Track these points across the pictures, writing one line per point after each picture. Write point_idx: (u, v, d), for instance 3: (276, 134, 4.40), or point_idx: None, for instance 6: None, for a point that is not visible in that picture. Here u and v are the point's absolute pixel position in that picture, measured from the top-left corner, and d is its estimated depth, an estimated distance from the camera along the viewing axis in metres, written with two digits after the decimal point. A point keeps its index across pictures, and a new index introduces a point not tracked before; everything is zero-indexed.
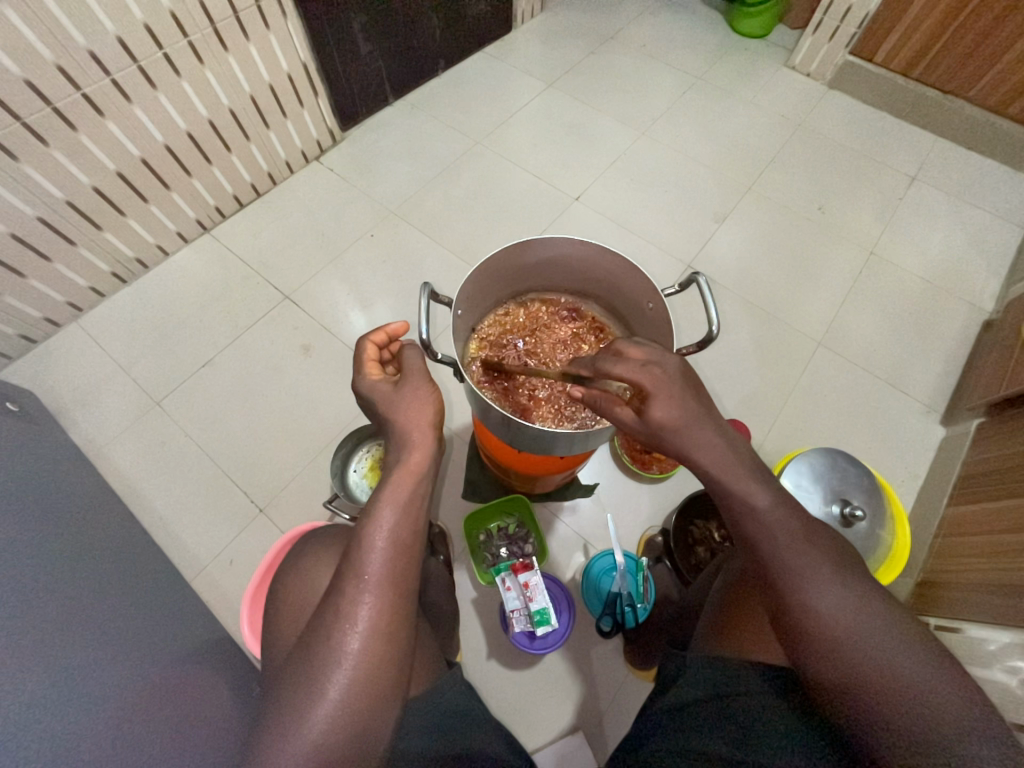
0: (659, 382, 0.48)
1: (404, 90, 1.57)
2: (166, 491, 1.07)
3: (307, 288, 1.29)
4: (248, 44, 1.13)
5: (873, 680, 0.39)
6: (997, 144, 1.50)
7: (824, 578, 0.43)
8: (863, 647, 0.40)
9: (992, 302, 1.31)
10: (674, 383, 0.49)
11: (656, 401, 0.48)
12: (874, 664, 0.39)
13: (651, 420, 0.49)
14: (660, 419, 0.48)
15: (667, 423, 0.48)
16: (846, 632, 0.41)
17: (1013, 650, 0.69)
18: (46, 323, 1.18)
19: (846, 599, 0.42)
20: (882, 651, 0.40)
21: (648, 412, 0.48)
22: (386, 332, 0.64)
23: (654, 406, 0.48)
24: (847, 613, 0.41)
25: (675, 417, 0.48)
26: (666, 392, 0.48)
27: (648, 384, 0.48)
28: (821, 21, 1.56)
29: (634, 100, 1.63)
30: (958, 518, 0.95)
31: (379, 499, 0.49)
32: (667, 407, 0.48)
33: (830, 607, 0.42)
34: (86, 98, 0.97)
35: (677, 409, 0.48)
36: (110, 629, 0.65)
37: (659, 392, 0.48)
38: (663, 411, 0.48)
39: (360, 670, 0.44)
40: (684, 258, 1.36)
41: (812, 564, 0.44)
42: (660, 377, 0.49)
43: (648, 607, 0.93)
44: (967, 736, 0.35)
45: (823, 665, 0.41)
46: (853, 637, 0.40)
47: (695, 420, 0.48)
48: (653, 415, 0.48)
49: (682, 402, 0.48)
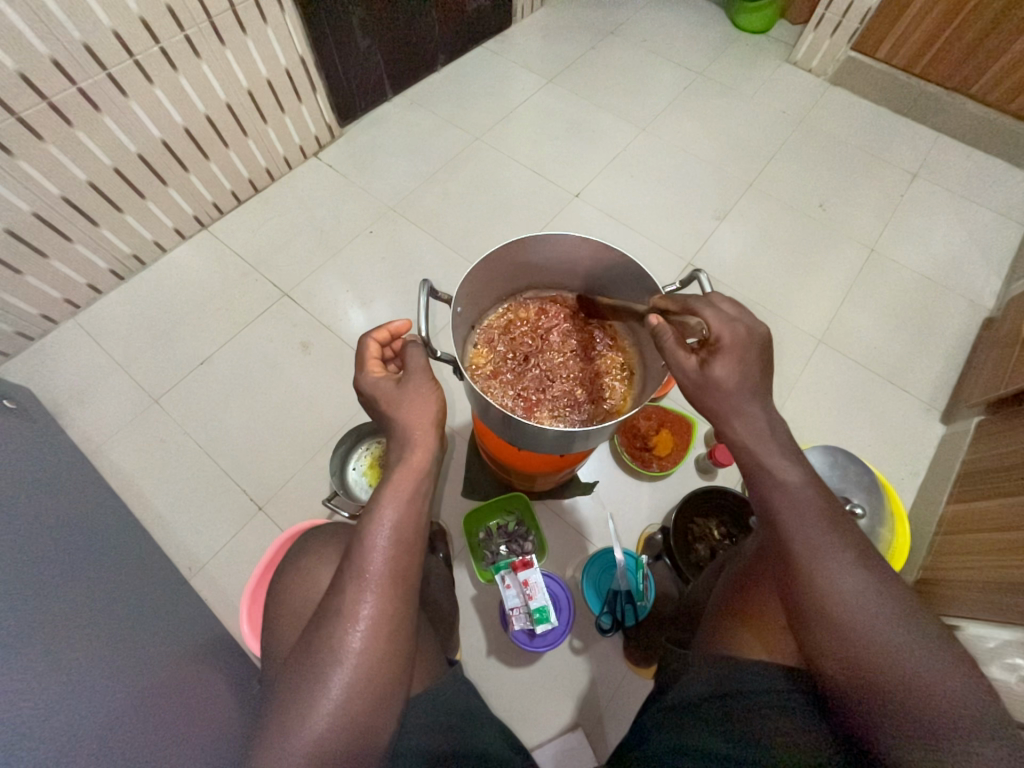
0: (736, 343, 0.53)
1: (404, 85, 1.56)
2: (165, 489, 1.07)
3: (306, 285, 1.28)
4: (246, 39, 1.12)
5: (883, 681, 0.39)
6: (997, 142, 1.50)
7: (845, 562, 0.44)
8: (869, 636, 0.40)
9: (993, 300, 1.31)
10: (747, 351, 0.53)
11: (724, 358, 0.53)
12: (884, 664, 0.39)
13: (711, 374, 0.53)
14: (719, 376, 0.52)
15: (723, 382, 0.52)
16: (852, 619, 0.42)
17: (1013, 649, 0.69)
18: (44, 319, 1.18)
19: (865, 587, 0.43)
20: (891, 651, 0.40)
21: (711, 366, 0.53)
22: (388, 331, 0.64)
23: (720, 361, 0.52)
24: (856, 598, 0.42)
25: (733, 381, 0.52)
26: (737, 355, 0.53)
27: (728, 338, 0.53)
28: (823, 16, 1.55)
29: (634, 95, 1.62)
30: (958, 516, 0.96)
31: (380, 498, 0.49)
32: (729, 366, 0.52)
33: (847, 589, 0.43)
34: (83, 93, 0.96)
35: (737, 373, 0.52)
36: (107, 628, 0.65)
37: (730, 352, 0.53)
38: (724, 371, 0.52)
39: (360, 667, 0.43)
40: (684, 255, 1.36)
41: (833, 547, 0.45)
42: (738, 338, 0.53)
43: (648, 606, 0.93)
44: (973, 733, 0.35)
45: (831, 647, 0.42)
46: (857, 620, 0.41)
47: (746, 390, 0.52)
48: (714, 369, 0.52)
49: (745, 370, 0.52)
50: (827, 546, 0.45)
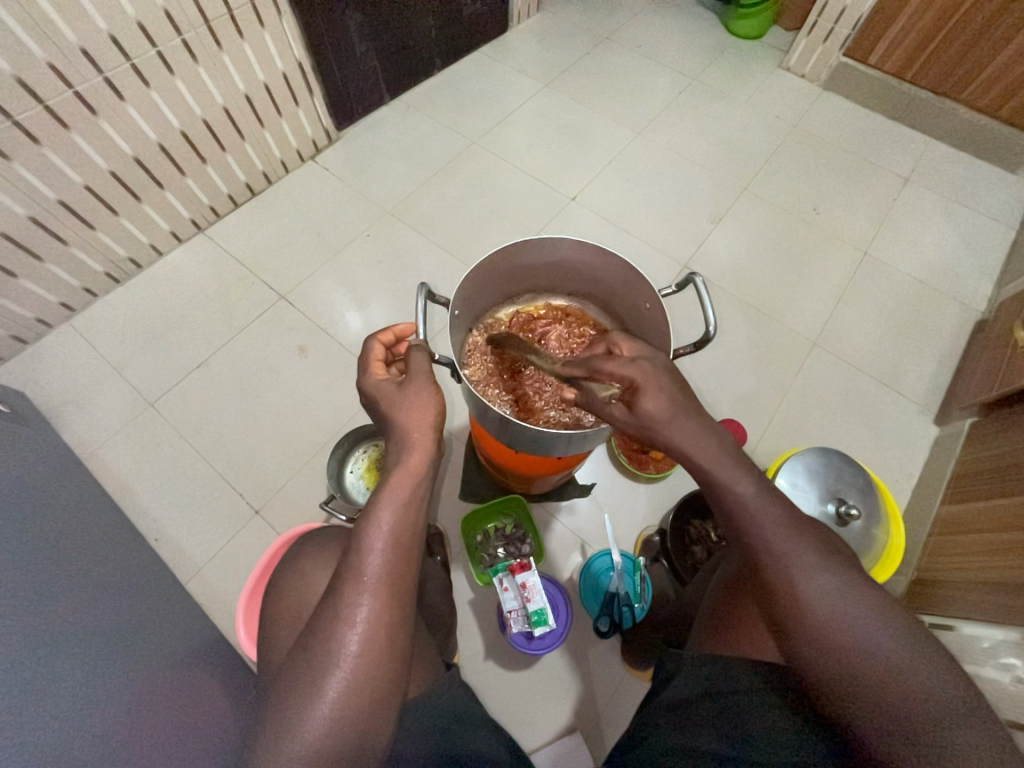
0: (648, 377, 0.51)
1: (401, 89, 1.57)
2: (161, 493, 1.06)
3: (303, 288, 1.28)
4: (242, 43, 1.12)
5: (881, 688, 0.39)
6: (989, 145, 1.51)
7: (810, 565, 0.44)
8: (859, 639, 0.40)
9: (984, 302, 1.33)
10: (662, 378, 0.51)
11: (646, 392, 0.50)
12: (881, 670, 0.39)
13: (641, 412, 0.50)
14: (650, 410, 0.49)
15: (657, 415, 0.49)
16: (843, 622, 0.41)
17: (1006, 648, 0.70)
18: (38, 323, 1.17)
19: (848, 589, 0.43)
20: (887, 658, 0.39)
21: (637, 404, 0.50)
22: (393, 333, 0.65)
23: (644, 398, 0.50)
24: (845, 604, 0.42)
25: (664, 410, 0.49)
26: (655, 385, 0.50)
27: (638, 376, 0.51)
28: (815, 23, 1.57)
29: (631, 100, 1.63)
30: (951, 516, 0.96)
31: (378, 500, 0.49)
32: (655, 398, 0.49)
33: (838, 600, 0.42)
34: (79, 97, 0.96)
35: (664, 401, 0.50)
36: (101, 632, 0.64)
37: (648, 386, 0.50)
38: (653, 403, 0.49)
39: (359, 670, 0.43)
40: (680, 258, 1.37)
41: (797, 551, 0.44)
42: (649, 372, 0.51)
43: (646, 607, 0.93)
44: (959, 725, 0.36)
45: (822, 653, 0.41)
46: (845, 622, 0.41)
47: (681, 413, 0.49)
48: (643, 407, 0.49)
49: (671, 395, 0.50)
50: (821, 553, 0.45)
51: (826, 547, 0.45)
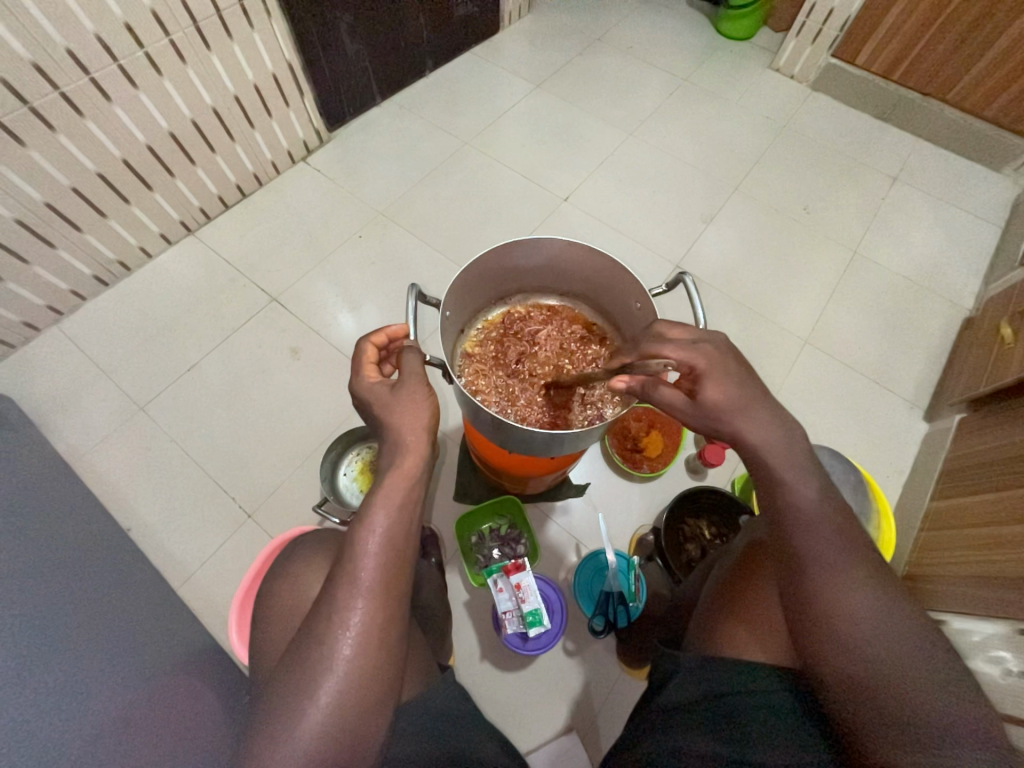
0: (712, 362, 0.51)
1: (392, 90, 1.56)
2: (152, 497, 1.05)
3: (295, 289, 1.28)
4: (232, 44, 1.11)
5: (882, 690, 0.40)
6: (975, 145, 1.53)
7: (846, 568, 0.44)
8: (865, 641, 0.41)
9: (972, 300, 1.34)
10: (727, 363, 0.51)
11: (710, 380, 0.51)
12: (882, 670, 0.40)
13: (705, 401, 0.51)
14: (716, 398, 0.50)
15: (721, 403, 0.50)
16: (854, 627, 0.42)
17: (996, 641, 0.71)
18: (26, 327, 1.16)
19: (864, 595, 0.43)
20: (888, 658, 0.41)
21: (700, 393, 0.51)
22: (386, 335, 0.65)
23: (709, 386, 0.51)
24: (867, 610, 0.42)
25: (729, 396, 0.50)
26: (720, 371, 0.51)
27: (702, 362, 0.51)
28: (804, 24, 1.59)
29: (622, 100, 1.64)
30: (941, 510, 0.97)
31: (372, 505, 0.49)
32: (720, 386, 0.50)
33: (858, 605, 0.43)
34: (65, 98, 0.95)
35: (729, 388, 0.50)
36: (91, 639, 0.64)
37: (712, 372, 0.51)
38: (717, 392, 0.51)
39: (352, 674, 0.43)
40: (672, 257, 1.37)
41: (834, 554, 0.45)
42: (713, 357, 0.52)
43: (640, 605, 0.92)
44: (958, 732, 0.37)
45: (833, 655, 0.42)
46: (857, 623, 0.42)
47: (747, 399, 0.50)
48: (708, 395, 0.51)
49: (736, 381, 0.51)
50: (832, 552, 0.45)
51: (816, 533, 0.46)
